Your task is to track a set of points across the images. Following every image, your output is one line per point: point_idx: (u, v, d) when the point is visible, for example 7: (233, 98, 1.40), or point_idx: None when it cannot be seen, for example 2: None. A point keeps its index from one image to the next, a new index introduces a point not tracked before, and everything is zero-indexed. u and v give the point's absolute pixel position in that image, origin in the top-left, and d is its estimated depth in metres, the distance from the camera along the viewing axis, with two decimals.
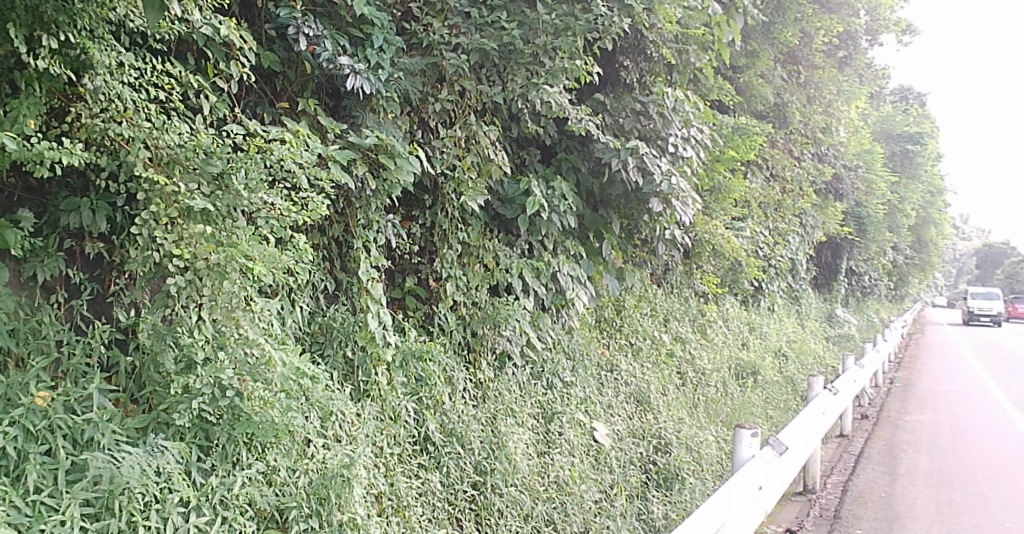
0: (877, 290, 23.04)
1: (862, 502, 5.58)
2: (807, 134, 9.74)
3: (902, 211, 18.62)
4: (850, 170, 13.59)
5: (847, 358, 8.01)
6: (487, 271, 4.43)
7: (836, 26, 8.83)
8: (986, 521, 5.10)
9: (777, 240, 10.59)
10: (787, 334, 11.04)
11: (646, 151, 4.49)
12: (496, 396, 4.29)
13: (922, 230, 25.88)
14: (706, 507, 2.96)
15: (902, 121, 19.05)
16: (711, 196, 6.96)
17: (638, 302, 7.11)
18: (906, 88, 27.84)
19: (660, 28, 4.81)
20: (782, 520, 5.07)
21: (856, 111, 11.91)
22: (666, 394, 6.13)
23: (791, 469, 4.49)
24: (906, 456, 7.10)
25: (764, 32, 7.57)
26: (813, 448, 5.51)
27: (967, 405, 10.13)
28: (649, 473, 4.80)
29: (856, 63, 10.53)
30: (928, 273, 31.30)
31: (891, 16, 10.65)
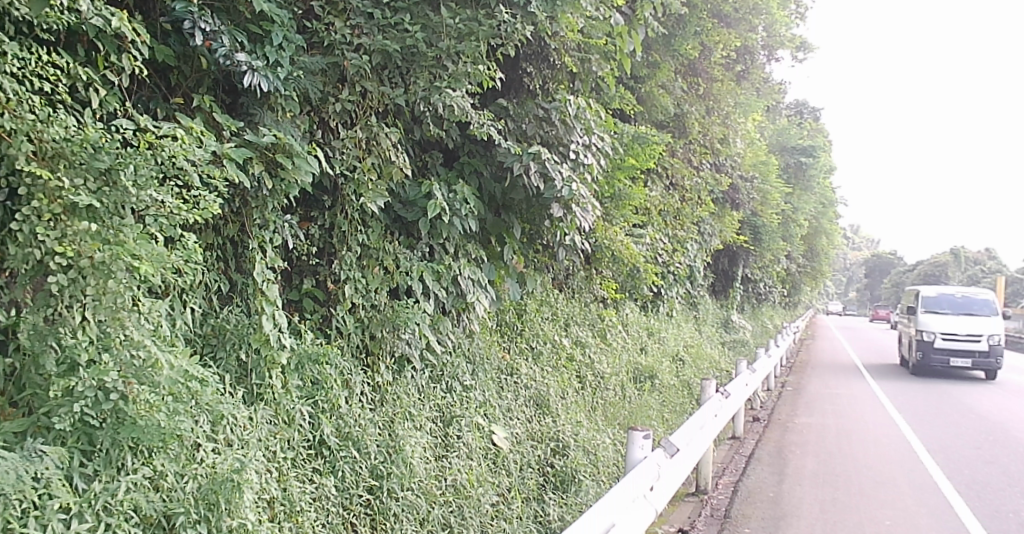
0: (771, 297, 24.41)
1: (751, 502, 5.98)
2: (705, 145, 10.29)
3: (794, 220, 19.96)
4: (746, 181, 14.31)
5: (737, 363, 8.51)
6: (387, 273, 4.43)
7: (734, 41, 9.38)
8: (868, 519, 5.52)
9: (676, 247, 11.02)
10: (683, 339, 11.58)
11: (547, 157, 4.63)
12: (394, 400, 4.30)
13: (812, 240, 27.75)
14: (593, 511, 3.03)
15: (795, 134, 20.47)
16: (612, 203, 7.26)
17: (539, 307, 7.30)
18: (800, 103, 29.95)
19: (562, 37, 4.98)
20: (675, 521, 5.35)
21: (753, 123, 12.67)
22: (566, 397, 6.33)
23: (683, 469, 4.75)
24: (792, 458, 7.61)
25: (666, 43, 7.95)
26: (706, 450, 5.86)
27: (848, 409, 10.97)
28: (546, 475, 4.96)
29: (753, 77, 11.31)
30: (820, 282, 33.44)
31: (787, 34, 11.37)
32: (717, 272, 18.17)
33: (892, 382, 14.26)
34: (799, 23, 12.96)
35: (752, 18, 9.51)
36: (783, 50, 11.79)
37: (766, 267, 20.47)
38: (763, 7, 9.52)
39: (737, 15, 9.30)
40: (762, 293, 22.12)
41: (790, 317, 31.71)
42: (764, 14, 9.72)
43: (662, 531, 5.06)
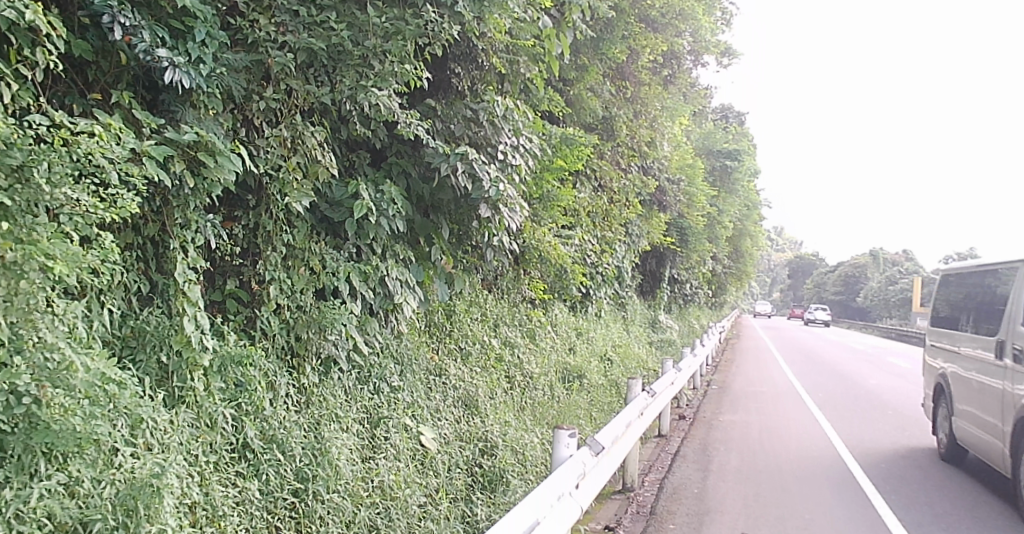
0: (697, 298, 25.24)
1: (676, 498, 6.20)
2: (633, 147, 10.60)
3: (719, 222, 20.75)
4: (673, 183, 14.90)
5: (662, 362, 8.80)
6: (313, 274, 4.39)
7: (660, 46, 9.69)
8: (788, 513, 5.76)
9: (605, 248, 11.26)
10: (611, 339, 11.87)
11: (474, 158, 4.68)
12: (320, 401, 4.27)
13: (736, 241, 28.86)
14: (516, 512, 3.10)
15: (720, 138, 21.30)
16: (540, 204, 7.39)
17: (469, 308, 7.35)
18: (726, 108, 31.27)
19: (490, 38, 5.05)
20: (602, 518, 5.51)
21: (680, 127, 13.10)
22: (494, 397, 6.40)
23: (608, 467, 4.90)
24: (716, 455, 7.90)
25: (594, 47, 8.16)
26: (632, 447, 6.06)
27: (769, 407, 11.46)
28: (474, 476, 5.02)
29: (679, 82, 11.73)
30: (743, 284, 34.73)
31: (711, 40, 11.80)
32: (645, 273, 18.67)
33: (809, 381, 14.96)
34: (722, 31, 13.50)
35: (678, 23, 9.82)
36: (707, 56, 12.27)
37: (692, 268, 21.14)
38: (688, 13, 9.85)
39: (663, 20, 9.59)
40: (688, 294, 22.85)
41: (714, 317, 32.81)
42: (690, 20, 10.05)
43: (588, 528, 5.21)
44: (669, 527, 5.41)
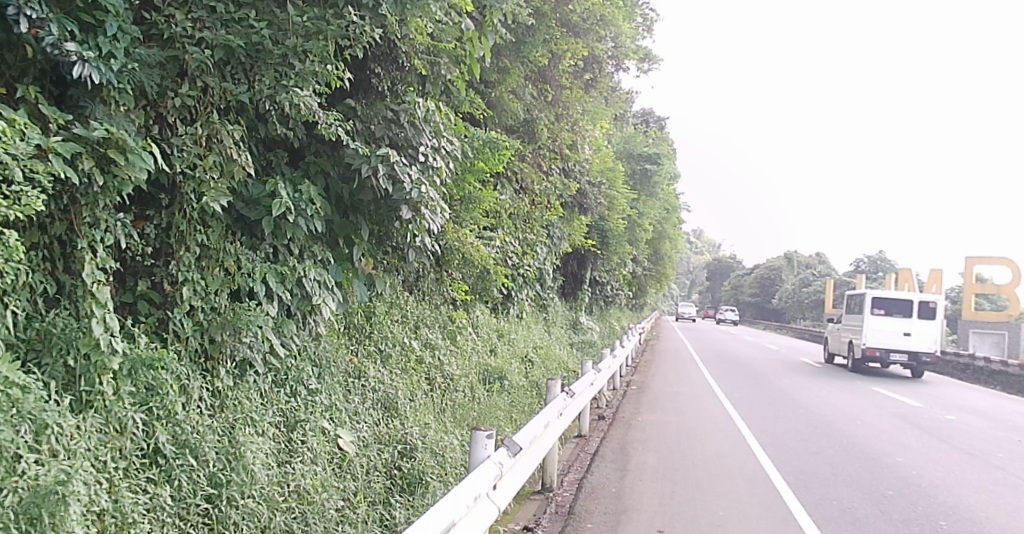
0: (617, 300, 25.91)
1: (594, 497, 6.41)
2: (554, 150, 10.80)
3: (638, 225, 21.37)
4: (594, 186, 15.01)
5: (581, 364, 9.03)
6: (228, 275, 4.31)
7: (582, 50, 9.90)
8: (704, 511, 6.00)
9: (526, 250, 11.43)
10: (533, 340, 12.07)
11: (395, 159, 4.72)
12: (235, 405, 4.20)
13: (656, 244, 29.78)
14: (431, 514, 3.13)
15: (639, 142, 21.95)
16: (462, 205, 7.46)
17: (389, 310, 7.35)
18: (648, 112, 32.30)
19: (412, 40, 5.09)
20: (521, 519, 5.64)
21: (602, 130, 13.42)
22: (414, 399, 6.43)
23: (526, 467, 5.02)
24: (635, 455, 8.18)
25: (517, 49, 8.30)
26: (551, 448, 6.21)
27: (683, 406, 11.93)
28: (393, 478, 5.03)
29: (600, 86, 12.03)
30: (662, 286, 35.84)
31: (633, 46, 12.13)
32: (566, 275, 19.03)
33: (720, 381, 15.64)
34: (643, 37, 13.90)
35: (600, 29, 10.04)
36: (627, 62, 12.64)
37: (612, 270, 21.69)
38: (609, 19, 10.09)
39: (585, 25, 9.81)
40: (609, 296, 23.42)
41: (633, 318, 33.74)
42: (611, 26, 10.30)
43: (506, 529, 5.32)
44: (587, 526, 5.58)
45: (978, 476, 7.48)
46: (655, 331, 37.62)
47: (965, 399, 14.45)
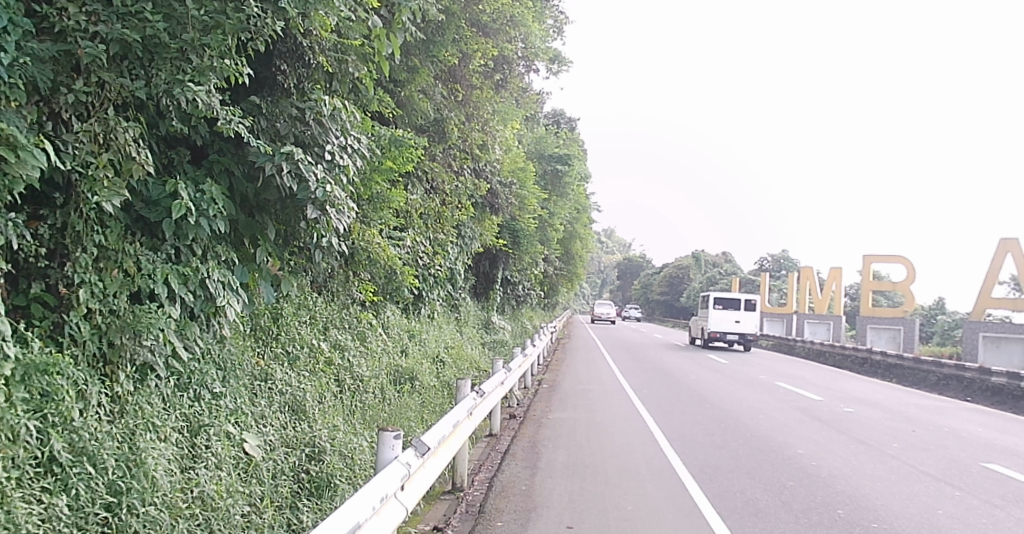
0: (529, 300, 26.33)
1: (504, 495, 6.58)
2: (465, 150, 10.89)
3: (548, 224, 21.83)
4: (506, 187, 15.19)
5: (493, 363, 9.18)
6: (127, 277, 4.18)
7: (492, 51, 10.02)
8: (611, 505, 6.26)
9: (437, 250, 11.49)
10: (444, 341, 12.15)
11: (300, 157, 4.71)
12: (135, 411, 4.10)
13: (566, 244, 30.44)
14: (335, 516, 3.18)
15: (549, 143, 22.42)
16: (370, 205, 7.41)
17: (297, 311, 7.27)
18: (558, 113, 33.04)
19: (316, 37, 5.08)
20: (431, 519, 5.73)
21: (512, 130, 13.64)
22: (323, 401, 6.41)
23: (435, 467, 5.13)
24: (544, 453, 8.42)
25: (426, 49, 8.35)
26: (460, 448, 6.35)
27: (592, 403, 12.34)
28: (301, 482, 4.99)
29: (510, 86, 12.24)
30: (572, 286, 36.64)
31: (543, 47, 12.38)
32: (478, 275, 19.18)
33: (627, 377, 16.23)
34: (551, 39, 14.20)
35: (509, 30, 10.21)
36: (537, 63, 12.90)
37: (524, 270, 22.00)
38: (518, 20, 10.28)
39: (494, 25, 9.95)
40: (521, 296, 23.76)
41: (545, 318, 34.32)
42: (520, 27, 10.48)
43: (416, 530, 5.40)
44: (497, 524, 5.72)
45: (867, 464, 8.07)
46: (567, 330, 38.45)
47: (854, 391, 15.56)
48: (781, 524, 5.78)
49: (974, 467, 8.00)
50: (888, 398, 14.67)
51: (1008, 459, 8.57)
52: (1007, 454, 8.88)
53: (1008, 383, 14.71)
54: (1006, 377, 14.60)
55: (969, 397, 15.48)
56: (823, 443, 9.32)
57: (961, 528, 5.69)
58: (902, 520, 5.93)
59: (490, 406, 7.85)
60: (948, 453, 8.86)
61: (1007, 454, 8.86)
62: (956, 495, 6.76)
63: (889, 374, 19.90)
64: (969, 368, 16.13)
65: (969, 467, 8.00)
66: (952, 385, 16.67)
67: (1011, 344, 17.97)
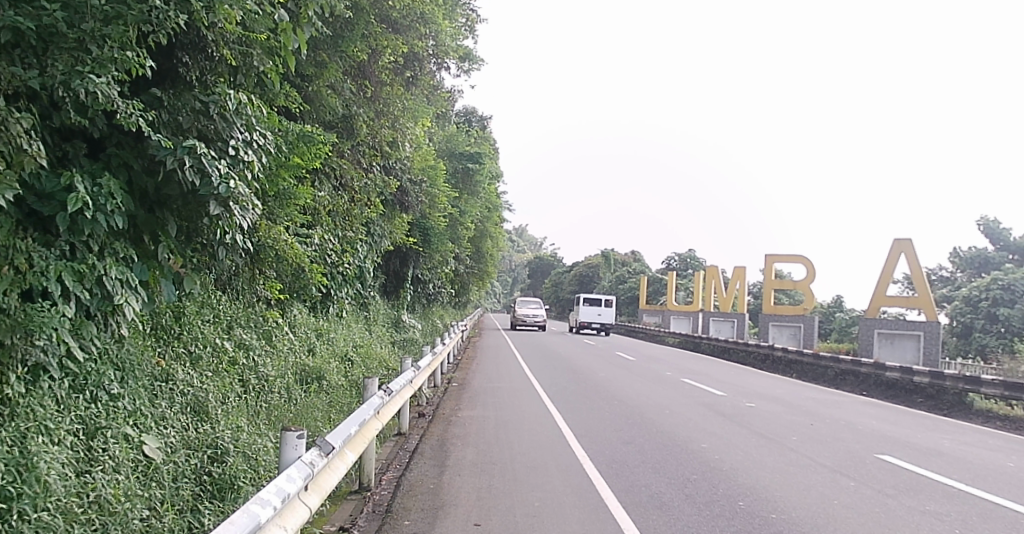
0: (440, 299, 26.42)
1: (412, 494, 6.70)
2: (374, 147, 10.82)
3: (459, 223, 21.96)
4: (416, 184, 15.51)
5: (402, 362, 9.23)
6: (18, 274, 4.04)
7: (402, 48, 10.05)
8: (519, 502, 6.48)
9: (344, 247, 11.46)
10: (353, 340, 12.12)
11: (203, 152, 4.67)
12: (26, 413, 4.00)
13: (477, 242, 30.72)
14: (235, 516, 3.20)
15: (461, 141, 22.64)
16: (276, 202, 7.27)
17: (199, 310, 7.14)
18: (469, 112, 33.33)
19: (221, 29, 5.04)
20: (337, 520, 5.78)
21: (423, 128, 13.69)
22: (227, 402, 6.32)
23: (341, 467, 5.19)
24: (452, 451, 8.56)
25: (334, 44, 8.30)
26: (367, 446, 6.43)
27: (502, 401, 12.61)
28: (204, 485, 4.84)
29: (420, 84, 12.32)
30: (483, 284, 36.83)
31: (454, 45, 12.51)
32: (387, 273, 19.13)
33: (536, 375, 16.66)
34: (462, 38, 14.36)
35: (419, 27, 10.32)
36: (447, 61, 13.00)
37: (435, 269, 22.04)
38: (428, 17, 10.37)
39: (403, 22, 10.02)
40: (431, 295, 23.74)
41: (456, 316, 34.46)
42: (431, 24, 10.58)
43: (322, 531, 5.44)
44: (404, 523, 5.83)
45: (768, 458, 8.61)
46: (478, 328, 38.89)
47: (755, 386, 16.55)
48: (685, 516, 6.10)
49: (869, 459, 8.67)
50: (786, 392, 15.67)
51: (898, 450, 9.33)
52: (897, 446, 9.67)
53: (899, 377, 15.94)
54: (899, 371, 15.81)
55: (866, 391, 16.76)
56: (725, 437, 9.88)
57: (852, 515, 6.17)
58: (797, 509, 6.37)
59: (397, 405, 7.90)
60: (843, 445, 9.60)
61: (898, 446, 9.67)
62: (850, 485, 7.32)
63: (790, 370, 21.24)
64: (865, 363, 17.42)
65: (863, 459, 8.68)
66: (848, 380, 17.98)
67: (904, 340, 19.79)
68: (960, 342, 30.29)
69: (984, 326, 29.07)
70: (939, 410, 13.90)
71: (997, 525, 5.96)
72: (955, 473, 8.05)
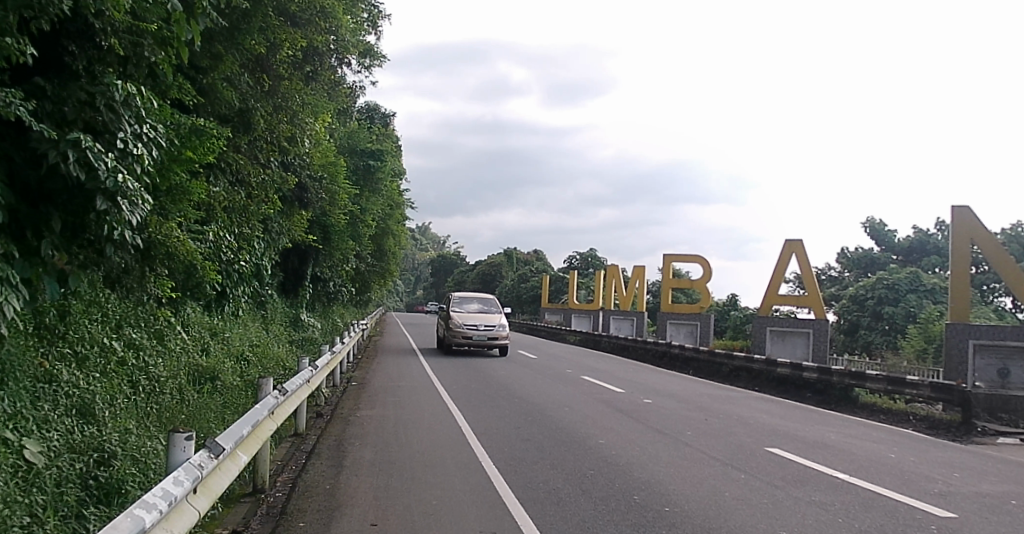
0: (341, 298, 26.11)
1: (308, 496, 6.75)
2: (272, 142, 10.53)
3: (362, 221, 21.78)
4: (314, 180, 15.35)
5: (299, 362, 9.14)
6: None
7: (301, 41, 9.90)
8: (416, 502, 6.64)
9: (239, 245, 11.25)
10: (249, 341, 11.92)
11: (88, 144, 4.56)
12: None
13: (378, 240, 30.52)
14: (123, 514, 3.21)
15: (363, 138, 22.76)
16: (166, 196, 7.03)
17: (85, 309, 6.91)
18: (371, 109, 33.12)
19: (109, 18, 4.97)
20: (230, 523, 5.77)
21: (323, 124, 13.50)
22: (115, 403, 6.17)
23: (232, 468, 5.17)
24: (351, 451, 8.61)
25: (231, 37, 8.14)
26: (261, 447, 6.43)
27: (404, 400, 12.70)
28: (89, 489, 4.71)
29: (320, 79, 12.22)
30: (385, 283, 36.56)
31: (355, 42, 12.46)
32: (285, 271, 18.79)
33: (438, 373, 16.83)
34: (364, 34, 14.33)
35: (319, 22, 10.27)
36: (349, 56, 12.95)
37: (336, 268, 21.78)
38: (328, 12, 10.31)
39: (301, 15, 9.94)
40: (332, 295, 23.47)
41: (356, 315, 34.02)
42: (331, 19, 10.52)
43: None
44: (298, 525, 5.89)
45: (664, 453, 9.16)
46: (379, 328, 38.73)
47: (653, 383, 17.42)
48: (581, 511, 6.46)
49: (759, 453, 9.39)
50: (682, 389, 16.58)
51: (788, 443, 10.15)
52: (788, 439, 10.49)
53: (788, 373, 17.17)
54: (789, 367, 17.04)
55: (759, 386, 17.95)
56: (623, 433, 10.42)
57: (742, 506, 6.70)
58: (690, 502, 6.85)
59: (293, 405, 7.87)
60: (735, 439, 10.34)
61: (788, 439, 10.51)
62: (741, 477, 7.93)
63: (686, 367, 22.40)
64: (756, 360, 18.65)
65: (754, 452, 9.40)
66: (742, 376, 19.19)
67: (794, 338, 21.30)
68: (847, 338, 32.86)
69: (870, 324, 31.68)
70: (827, 404, 15.09)
71: (876, 512, 6.59)
72: (840, 465, 8.83)
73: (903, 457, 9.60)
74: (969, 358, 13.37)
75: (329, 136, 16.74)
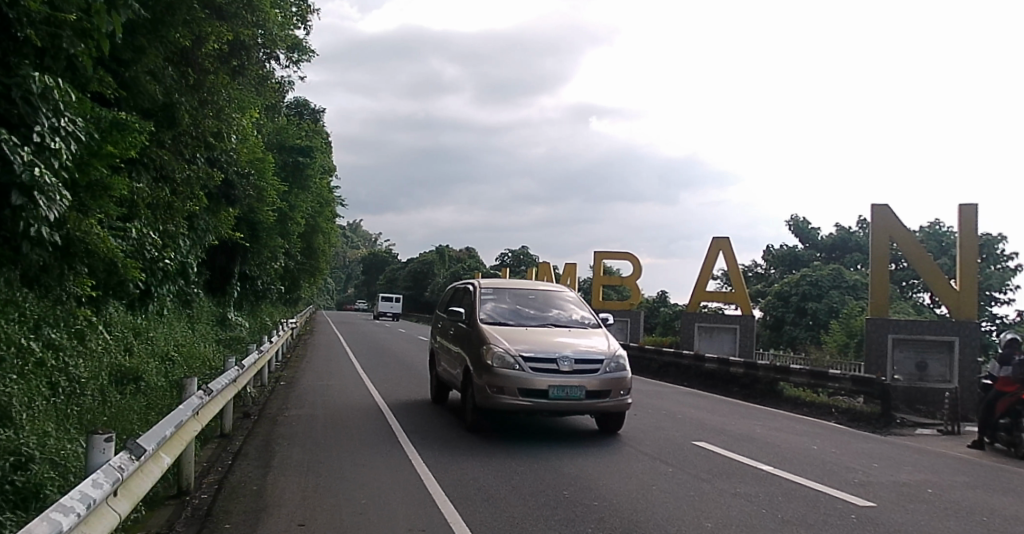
0: (269, 296, 25.61)
1: (234, 497, 6.72)
2: (197, 137, 10.29)
3: (292, 219, 21.44)
4: (242, 177, 15.04)
5: (225, 362, 9.02)
6: None
7: (229, 34, 9.70)
8: (344, 501, 6.71)
9: (166, 243, 10.97)
10: (174, 341, 11.64)
11: (4, 139, 4.40)
12: None
13: (308, 238, 30.03)
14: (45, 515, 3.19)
15: (292, 134, 22.40)
16: (86, 192, 6.84)
17: (1, 310, 6.68)
18: (300, 104, 32.51)
19: (24, 8, 4.81)
20: (153, 526, 5.73)
21: (251, 119, 13.23)
22: (32, 406, 6.00)
23: (154, 471, 5.13)
24: (279, 452, 8.56)
25: (156, 30, 7.96)
26: (185, 448, 6.36)
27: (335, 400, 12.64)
28: (5, 494, 4.58)
29: (248, 73, 11.99)
30: (315, 281, 35.97)
31: (281, 35, 12.28)
32: (212, 270, 18.07)
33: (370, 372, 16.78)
34: (294, 29, 14.13)
35: (245, 15, 10.09)
36: (278, 51, 12.77)
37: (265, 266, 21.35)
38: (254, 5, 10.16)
39: (227, 8, 9.75)
40: (260, 293, 22.99)
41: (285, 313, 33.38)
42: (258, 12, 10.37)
43: None
44: (224, 526, 5.87)
45: (595, 448, 9.48)
46: None
47: None
48: (512, 507, 6.68)
49: (688, 446, 9.83)
50: None
51: (715, 437, 10.65)
52: (715, 433, 11.01)
53: (716, 369, 17.88)
54: (717, 362, 17.75)
55: (687, 381, 18.63)
56: (555, 429, 10.71)
57: (670, 499, 7.06)
58: (619, 496, 7.16)
59: (219, 405, 7.77)
60: (664, 433, 10.77)
61: (714, 433, 11.02)
62: (669, 471, 8.33)
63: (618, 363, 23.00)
64: (685, 355, 19.34)
65: (681, 446, 9.83)
66: (671, 371, 19.86)
67: (723, 333, 22.20)
68: (773, 333, 34.42)
69: (795, 319, 33.32)
70: (754, 399, 15.82)
71: (797, 502, 7.06)
72: (764, 457, 9.37)
73: (823, 448, 10.24)
74: (888, 351, 14.37)
75: (257, 132, 16.42)
